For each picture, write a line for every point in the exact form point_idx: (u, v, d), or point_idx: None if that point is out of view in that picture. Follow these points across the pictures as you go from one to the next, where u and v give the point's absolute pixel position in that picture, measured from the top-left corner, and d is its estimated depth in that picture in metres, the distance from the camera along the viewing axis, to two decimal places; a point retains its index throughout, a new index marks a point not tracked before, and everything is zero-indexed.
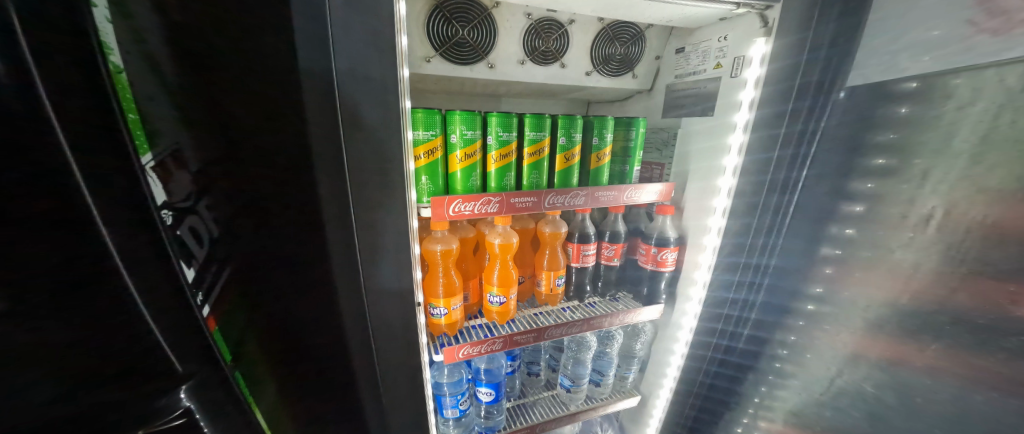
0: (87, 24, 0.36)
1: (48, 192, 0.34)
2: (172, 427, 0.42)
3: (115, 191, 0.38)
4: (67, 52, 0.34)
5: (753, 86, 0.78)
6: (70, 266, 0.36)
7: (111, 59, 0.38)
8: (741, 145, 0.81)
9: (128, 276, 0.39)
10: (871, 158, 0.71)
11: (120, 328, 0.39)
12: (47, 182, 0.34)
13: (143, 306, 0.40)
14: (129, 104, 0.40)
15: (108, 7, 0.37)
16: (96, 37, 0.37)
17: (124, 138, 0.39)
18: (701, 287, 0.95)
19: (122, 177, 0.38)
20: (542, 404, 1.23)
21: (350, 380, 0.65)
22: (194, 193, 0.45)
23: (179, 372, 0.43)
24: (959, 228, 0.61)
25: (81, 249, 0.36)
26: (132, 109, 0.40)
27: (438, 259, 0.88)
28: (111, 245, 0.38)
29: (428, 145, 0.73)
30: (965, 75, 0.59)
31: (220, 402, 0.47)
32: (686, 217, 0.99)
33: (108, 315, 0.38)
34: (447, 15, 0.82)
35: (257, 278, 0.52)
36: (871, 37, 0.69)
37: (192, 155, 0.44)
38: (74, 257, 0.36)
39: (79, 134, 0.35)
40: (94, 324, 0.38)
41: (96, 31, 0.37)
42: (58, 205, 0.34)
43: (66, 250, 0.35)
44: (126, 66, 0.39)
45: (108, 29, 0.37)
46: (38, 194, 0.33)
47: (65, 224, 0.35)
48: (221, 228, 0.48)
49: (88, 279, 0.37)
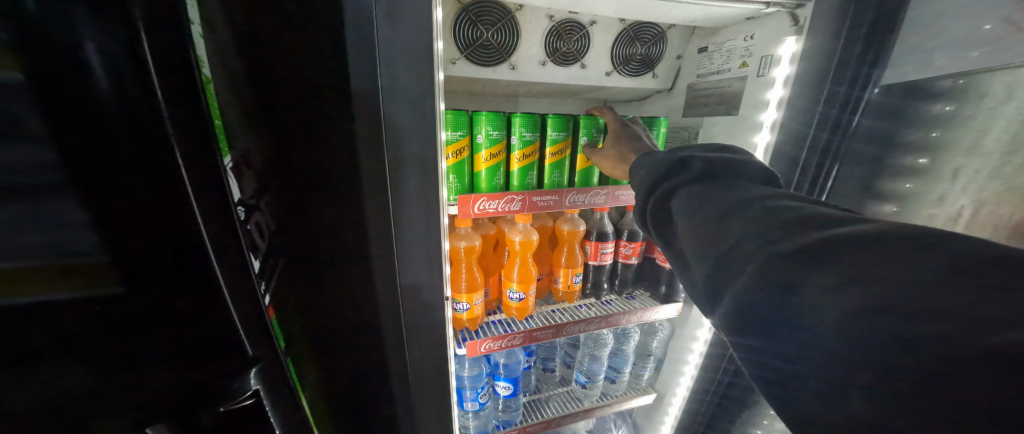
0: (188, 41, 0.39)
1: (151, 189, 0.38)
2: (243, 405, 0.47)
3: (211, 184, 0.41)
4: (177, 64, 0.38)
5: (782, 84, 0.78)
6: (171, 255, 0.40)
7: (201, 70, 0.41)
8: (767, 145, 0.83)
9: (216, 264, 0.43)
10: (904, 156, 0.71)
11: (206, 312, 0.43)
12: (158, 180, 0.38)
13: (227, 292, 0.44)
14: (214, 110, 0.42)
15: (198, 23, 0.40)
16: (192, 51, 0.39)
17: (212, 142, 0.42)
18: None
19: (211, 169, 0.41)
20: (557, 399, 1.25)
21: (382, 366, 0.70)
22: (258, 191, 0.49)
23: (247, 354, 0.47)
24: (987, 227, 0.62)
25: (178, 242, 0.40)
26: (217, 115, 0.43)
27: (462, 256, 0.91)
28: (205, 237, 0.42)
29: (456, 145, 0.76)
30: (1002, 73, 0.58)
31: (278, 384, 0.52)
32: None
33: (200, 299, 0.42)
34: (473, 17, 0.84)
35: (308, 265, 0.57)
36: (907, 32, 0.66)
37: (257, 156, 0.48)
38: (176, 245, 0.40)
39: (180, 129, 0.38)
40: (188, 308, 0.42)
41: (190, 42, 0.39)
42: (161, 203, 0.38)
43: (162, 241, 0.39)
44: (213, 77, 0.42)
45: (199, 42, 0.40)
46: (145, 191, 0.37)
47: (165, 219, 0.39)
48: (276, 224, 0.52)
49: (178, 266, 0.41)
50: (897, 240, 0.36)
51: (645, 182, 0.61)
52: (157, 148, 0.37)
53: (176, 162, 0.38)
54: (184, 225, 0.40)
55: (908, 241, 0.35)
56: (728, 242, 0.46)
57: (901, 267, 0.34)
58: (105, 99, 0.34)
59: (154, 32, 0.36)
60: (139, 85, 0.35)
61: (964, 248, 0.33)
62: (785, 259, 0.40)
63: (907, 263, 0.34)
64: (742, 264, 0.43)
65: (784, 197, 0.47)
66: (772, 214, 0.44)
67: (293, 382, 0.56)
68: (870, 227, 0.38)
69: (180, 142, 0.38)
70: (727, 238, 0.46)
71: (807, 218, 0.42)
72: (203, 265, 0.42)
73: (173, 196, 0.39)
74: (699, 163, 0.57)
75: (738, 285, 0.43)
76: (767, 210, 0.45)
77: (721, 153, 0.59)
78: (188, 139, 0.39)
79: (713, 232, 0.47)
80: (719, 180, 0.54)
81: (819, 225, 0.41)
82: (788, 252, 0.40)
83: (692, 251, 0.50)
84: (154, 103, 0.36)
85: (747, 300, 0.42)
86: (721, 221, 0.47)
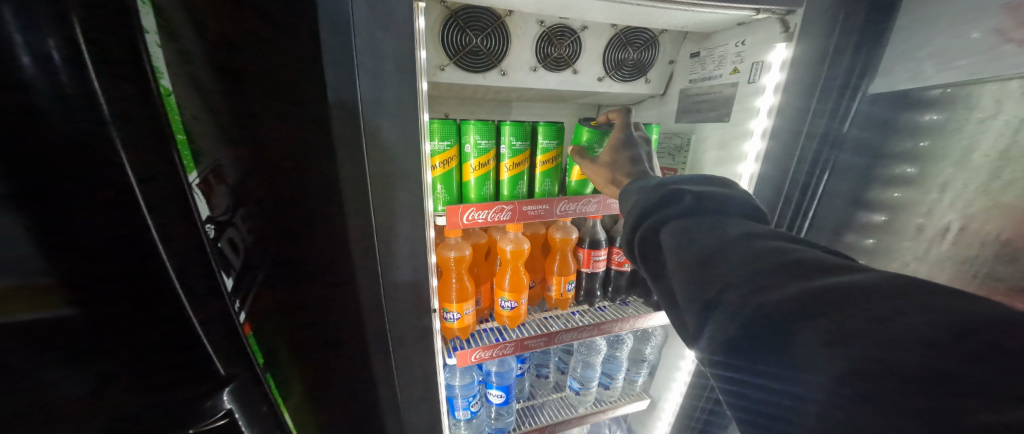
0: (140, 52, 0.37)
1: (106, 207, 0.35)
2: (216, 427, 0.42)
3: (168, 199, 0.38)
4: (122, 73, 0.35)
5: (773, 92, 0.76)
6: (131, 273, 0.37)
7: (160, 82, 0.39)
8: (759, 152, 0.80)
9: (178, 284, 0.40)
10: (893, 165, 0.70)
11: (171, 334, 0.40)
12: (110, 196, 0.35)
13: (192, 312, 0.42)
14: (177, 124, 0.41)
15: (156, 33, 0.38)
16: (149, 62, 0.38)
17: (173, 156, 0.39)
18: None
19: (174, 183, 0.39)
20: (551, 406, 1.24)
21: (369, 380, 0.69)
22: (232, 205, 0.47)
23: (221, 374, 0.44)
24: (976, 243, 0.61)
25: (139, 261, 0.38)
26: (179, 129, 0.41)
27: (452, 266, 0.90)
28: (163, 255, 0.39)
29: (444, 155, 0.74)
30: (993, 85, 0.57)
31: (257, 403, 0.48)
32: None
33: (161, 321, 0.40)
34: (461, 24, 0.82)
35: (286, 281, 0.55)
36: (898, 42, 0.67)
37: (231, 167, 0.47)
38: (134, 265, 0.37)
39: (133, 138, 0.35)
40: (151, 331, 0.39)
41: (147, 55, 0.38)
42: (118, 220, 0.36)
43: (120, 262, 0.37)
44: (174, 89, 0.40)
45: (158, 54, 0.38)
46: (99, 208, 0.35)
47: (121, 238, 0.36)
48: (254, 237, 0.51)
49: (139, 290, 0.38)
50: (902, 293, 0.35)
51: (633, 212, 0.61)
52: (107, 166, 0.34)
53: (132, 178, 0.36)
54: (139, 246, 0.37)
55: (920, 295, 0.35)
56: (716, 286, 0.45)
57: (911, 316, 0.33)
58: (46, 110, 0.31)
59: (103, 39, 0.33)
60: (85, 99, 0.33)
61: (958, 310, 0.32)
62: (774, 310, 0.39)
63: (904, 322, 0.33)
64: (728, 309, 0.42)
65: (778, 236, 0.47)
66: (768, 255, 0.43)
67: (273, 398, 0.53)
68: (872, 278, 0.37)
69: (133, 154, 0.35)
70: (714, 281, 0.45)
71: (795, 264, 0.42)
72: (165, 285, 0.40)
73: (128, 211, 0.36)
74: (690, 197, 0.56)
75: (725, 331, 0.42)
76: (756, 254, 0.44)
77: (713, 186, 0.59)
78: (146, 156, 0.36)
79: (701, 274, 0.47)
80: (710, 214, 0.54)
81: (811, 273, 0.40)
82: (784, 301, 0.39)
83: (681, 287, 0.49)
84: (100, 115, 0.33)
85: (742, 342, 0.41)
86: (710, 260, 0.47)
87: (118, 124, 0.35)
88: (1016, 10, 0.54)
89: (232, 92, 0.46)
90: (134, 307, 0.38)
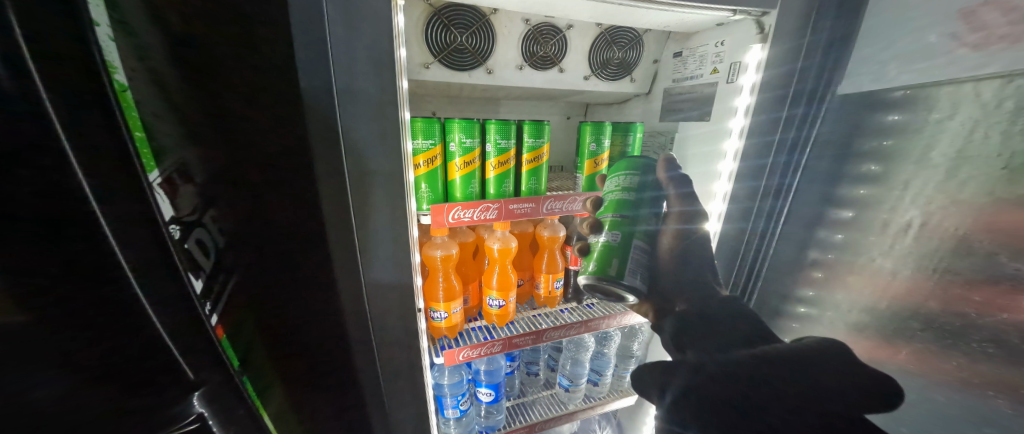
0: (90, 47, 0.36)
1: (59, 204, 0.34)
2: (187, 431, 0.43)
3: (125, 198, 0.38)
4: (74, 70, 0.34)
5: (749, 92, 0.79)
6: (89, 274, 0.37)
7: (115, 78, 0.39)
8: (736, 151, 0.83)
9: (137, 283, 0.39)
10: (859, 164, 0.72)
11: (129, 335, 0.39)
12: (61, 193, 0.34)
13: (152, 313, 0.41)
14: (135, 123, 0.41)
15: (109, 26, 0.38)
16: (101, 57, 0.37)
17: (129, 150, 0.39)
18: (717, 220, 0.89)
19: (126, 180, 0.38)
20: (541, 402, 1.25)
21: (352, 378, 0.69)
22: (200, 206, 0.48)
23: (190, 378, 0.44)
24: (936, 239, 0.62)
25: (96, 263, 0.37)
26: (138, 127, 0.41)
27: (438, 265, 0.89)
28: (120, 255, 0.38)
29: (427, 154, 0.74)
30: (948, 87, 0.59)
31: (230, 405, 0.48)
32: (691, 171, 0.97)
33: (117, 322, 0.39)
34: (445, 21, 0.82)
35: (262, 282, 0.55)
36: (864, 43, 0.69)
37: (197, 167, 0.47)
38: (93, 264, 0.37)
39: (85, 139, 0.35)
40: (107, 332, 0.38)
41: (99, 50, 0.37)
42: (72, 219, 0.35)
43: (74, 260, 0.36)
44: (130, 84, 0.40)
45: (111, 47, 0.38)
46: (50, 206, 0.34)
47: (75, 236, 0.35)
48: (225, 238, 0.51)
49: (93, 295, 0.37)
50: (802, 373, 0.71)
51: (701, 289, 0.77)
52: (55, 164, 0.34)
53: (79, 179, 0.35)
54: (95, 245, 0.37)
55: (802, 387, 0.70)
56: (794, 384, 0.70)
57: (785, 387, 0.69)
58: None
59: (55, 34, 0.33)
60: (25, 95, 0.31)
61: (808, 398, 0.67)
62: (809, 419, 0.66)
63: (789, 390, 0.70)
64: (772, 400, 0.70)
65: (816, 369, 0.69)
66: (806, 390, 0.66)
67: (251, 403, 0.53)
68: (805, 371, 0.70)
69: (82, 154, 0.35)
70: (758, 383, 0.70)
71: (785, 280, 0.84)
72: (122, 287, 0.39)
73: (83, 211, 0.35)
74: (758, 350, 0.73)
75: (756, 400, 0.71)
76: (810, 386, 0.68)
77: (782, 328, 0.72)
78: (95, 155, 0.35)
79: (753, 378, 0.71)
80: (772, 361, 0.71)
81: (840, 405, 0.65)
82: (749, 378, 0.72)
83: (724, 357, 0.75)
84: (43, 112, 0.32)
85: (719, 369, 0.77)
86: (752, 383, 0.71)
87: (65, 122, 0.34)
88: (970, 15, 0.56)
89: (198, 89, 0.45)
90: (87, 312, 0.37)
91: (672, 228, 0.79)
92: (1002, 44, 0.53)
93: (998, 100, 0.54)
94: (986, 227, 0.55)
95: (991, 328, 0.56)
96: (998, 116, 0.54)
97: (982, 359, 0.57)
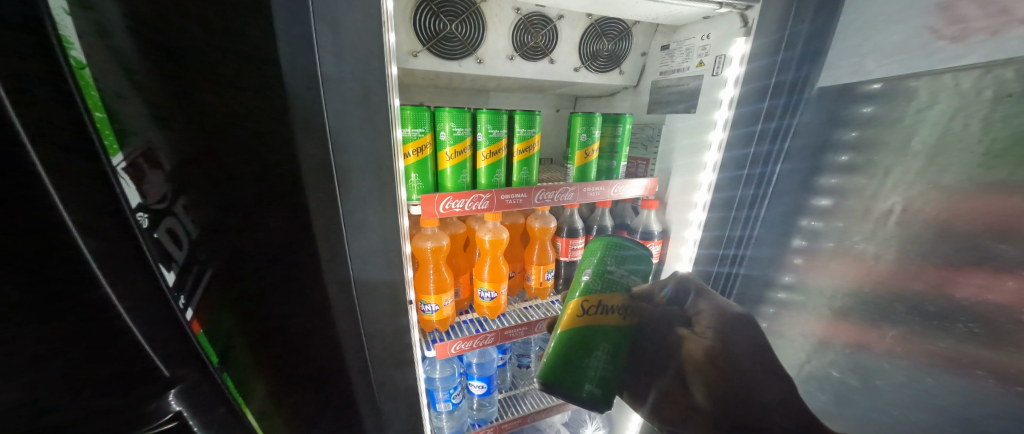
0: (43, 20, 0.33)
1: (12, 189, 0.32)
2: (164, 430, 0.40)
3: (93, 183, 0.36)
4: (27, 45, 0.32)
5: (733, 84, 0.82)
6: (47, 270, 0.35)
7: (72, 54, 0.36)
8: (721, 142, 0.86)
9: (105, 278, 0.37)
10: (838, 154, 0.73)
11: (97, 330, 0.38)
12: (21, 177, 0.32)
13: (122, 305, 0.39)
14: (95, 101, 0.37)
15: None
16: (55, 31, 0.34)
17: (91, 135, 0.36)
18: (711, 171, 0.89)
19: (89, 165, 0.36)
20: (533, 394, 1.25)
21: (342, 370, 0.68)
22: (170, 194, 0.45)
23: (166, 375, 0.42)
24: (915, 224, 0.62)
25: (61, 252, 0.35)
26: (99, 107, 0.38)
27: (429, 256, 0.89)
28: (86, 250, 0.36)
29: (417, 142, 0.73)
30: (925, 78, 0.60)
31: (210, 403, 0.45)
32: (676, 141, 0.97)
33: (82, 316, 0.37)
34: (433, 8, 0.80)
35: (241, 274, 0.53)
36: (843, 37, 0.71)
37: (165, 153, 0.44)
38: (53, 255, 0.35)
39: (37, 119, 0.32)
40: (71, 326, 0.36)
41: (54, 24, 0.34)
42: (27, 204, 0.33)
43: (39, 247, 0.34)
44: (88, 62, 0.37)
45: (66, 22, 0.35)
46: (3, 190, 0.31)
47: (35, 224, 0.34)
48: (199, 229, 0.48)
49: (60, 290, 0.35)
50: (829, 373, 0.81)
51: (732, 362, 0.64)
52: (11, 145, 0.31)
53: (34, 163, 0.32)
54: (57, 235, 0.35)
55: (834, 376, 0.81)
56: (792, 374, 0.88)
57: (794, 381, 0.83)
58: None
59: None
60: None
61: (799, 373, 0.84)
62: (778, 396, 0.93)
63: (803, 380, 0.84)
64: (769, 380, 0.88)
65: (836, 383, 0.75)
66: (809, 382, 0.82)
67: (231, 399, 0.50)
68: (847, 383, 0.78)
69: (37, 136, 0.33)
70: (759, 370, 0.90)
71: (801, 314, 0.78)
72: (87, 279, 0.37)
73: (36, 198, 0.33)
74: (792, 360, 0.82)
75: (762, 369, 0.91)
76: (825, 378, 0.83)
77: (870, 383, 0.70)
78: (60, 142, 0.34)
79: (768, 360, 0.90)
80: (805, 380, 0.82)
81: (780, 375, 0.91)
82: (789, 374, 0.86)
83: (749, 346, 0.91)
84: None
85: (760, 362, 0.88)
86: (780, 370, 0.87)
87: (15, 102, 0.31)
88: (947, 8, 0.56)
89: (167, 68, 0.42)
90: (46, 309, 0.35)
91: (709, 340, 0.63)
92: (979, 36, 0.54)
93: (976, 91, 0.55)
94: (965, 211, 0.56)
95: (975, 310, 0.56)
96: (978, 105, 0.55)
97: (969, 340, 0.57)
